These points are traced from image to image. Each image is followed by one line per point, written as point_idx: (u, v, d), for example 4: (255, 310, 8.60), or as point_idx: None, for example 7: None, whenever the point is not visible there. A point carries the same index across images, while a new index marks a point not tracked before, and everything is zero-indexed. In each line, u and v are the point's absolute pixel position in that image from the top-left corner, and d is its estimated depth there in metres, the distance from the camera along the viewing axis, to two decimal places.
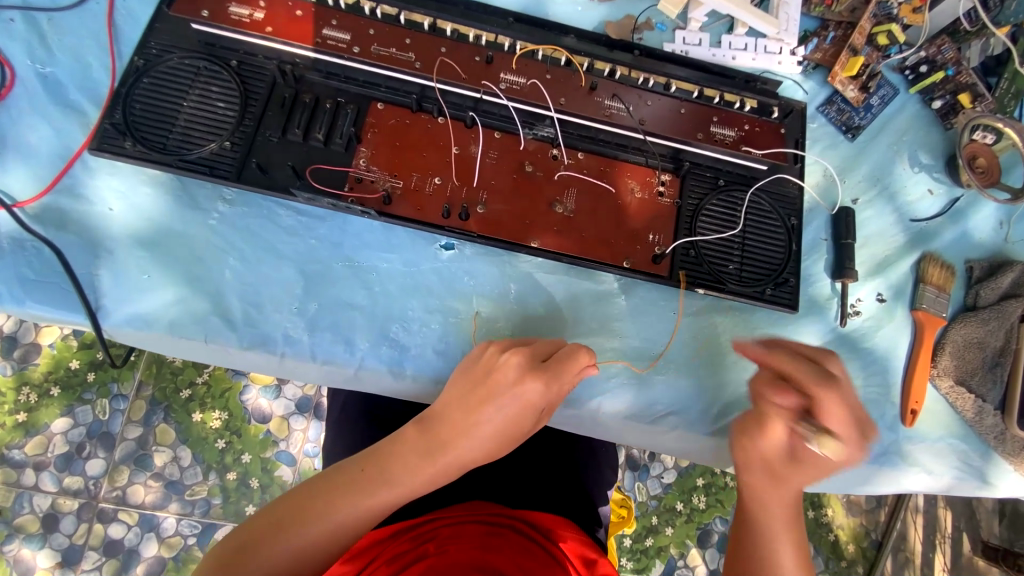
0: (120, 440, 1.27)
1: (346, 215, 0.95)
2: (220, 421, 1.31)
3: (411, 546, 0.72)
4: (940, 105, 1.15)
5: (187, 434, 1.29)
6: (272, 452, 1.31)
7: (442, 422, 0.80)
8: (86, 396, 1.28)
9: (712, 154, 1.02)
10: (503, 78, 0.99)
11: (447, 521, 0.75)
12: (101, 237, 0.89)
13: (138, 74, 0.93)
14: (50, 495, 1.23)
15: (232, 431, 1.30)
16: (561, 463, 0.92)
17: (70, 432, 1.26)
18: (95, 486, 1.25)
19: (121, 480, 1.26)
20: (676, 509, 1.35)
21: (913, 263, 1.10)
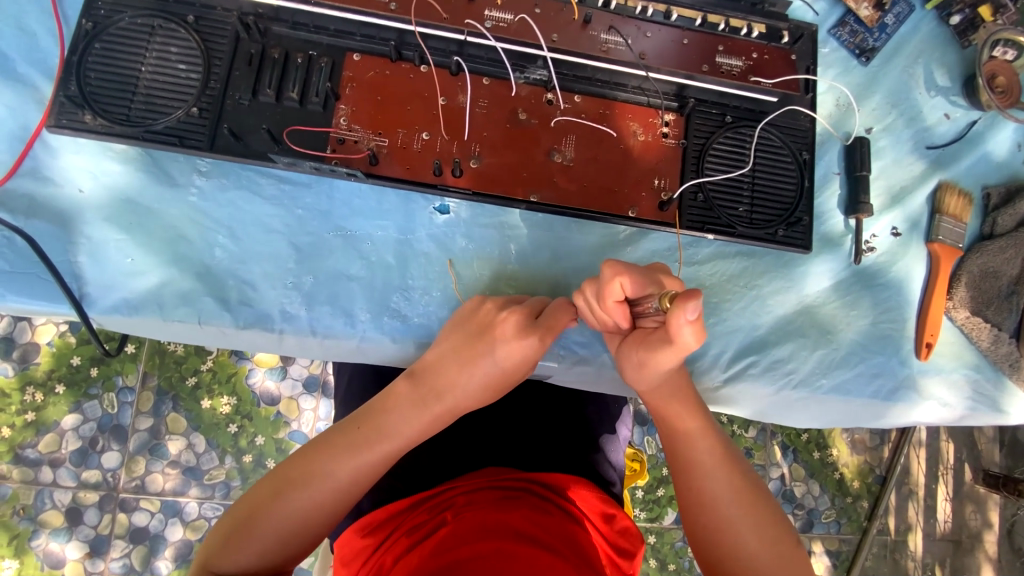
0: (132, 431, 1.26)
1: (331, 180, 0.89)
2: (229, 406, 1.31)
3: (430, 515, 0.80)
4: (958, 20, 1.07)
5: (198, 421, 1.29)
6: (284, 433, 1.29)
7: (437, 379, 0.79)
8: (92, 392, 1.28)
9: (717, 87, 0.95)
10: (488, 16, 0.90)
11: (462, 490, 0.83)
12: (75, 221, 0.83)
13: (87, 39, 0.85)
14: (70, 490, 1.24)
15: (244, 415, 1.30)
16: (546, 416, 1.00)
17: (82, 427, 1.26)
18: (114, 477, 1.25)
19: (140, 470, 1.26)
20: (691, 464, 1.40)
21: (930, 193, 1.04)
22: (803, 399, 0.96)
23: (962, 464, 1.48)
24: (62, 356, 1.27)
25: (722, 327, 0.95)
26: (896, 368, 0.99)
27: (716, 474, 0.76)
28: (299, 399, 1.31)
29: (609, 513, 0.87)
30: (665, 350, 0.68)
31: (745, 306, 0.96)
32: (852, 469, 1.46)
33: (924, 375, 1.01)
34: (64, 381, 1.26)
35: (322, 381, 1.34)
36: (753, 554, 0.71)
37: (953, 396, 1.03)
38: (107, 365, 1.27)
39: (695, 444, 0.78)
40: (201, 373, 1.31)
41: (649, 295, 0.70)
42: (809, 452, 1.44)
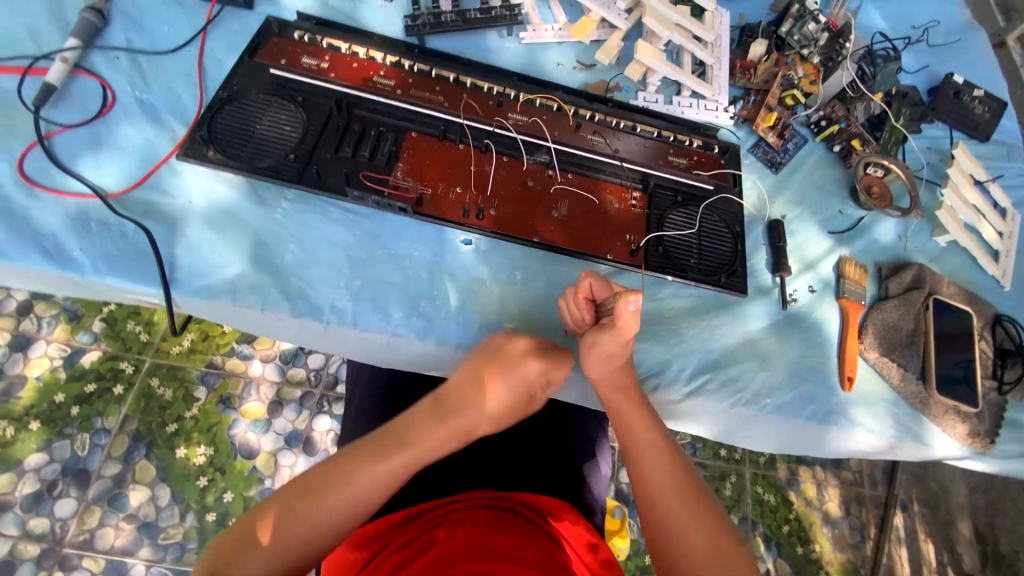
0: (95, 477, 1.52)
1: (385, 213, 1.16)
2: (203, 457, 1.58)
3: (421, 531, 0.92)
4: (839, 148, 1.51)
5: (167, 471, 1.56)
6: (255, 489, 1.58)
7: (458, 406, 0.93)
8: (65, 431, 1.55)
9: (671, 175, 1.32)
10: (510, 116, 1.28)
11: (455, 506, 0.96)
12: (181, 222, 1.07)
13: (222, 103, 1.17)
14: (11, 540, 1.44)
15: (215, 469, 1.57)
16: (544, 442, 1.19)
17: (44, 468, 1.50)
18: (61, 529, 1.47)
19: (92, 522, 1.49)
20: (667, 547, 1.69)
21: (835, 263, 1.37)
22: (751, 417, 1.16)
23: (946, 568, 1.80)
24: (48, 391, 1.57)
25: (682, 348, 1.18)
26: (825, 396, 1.20)
27: (659, 467, 0.93)
28: (278, 453, 1.62)
29: (592, 544, 1.00)
30: (609, 332, 0.95)
31: (700, 334, 1.20)
32: (837, 567, 1.74)
33: (850, 404, 1.22)
34: (39, 418, 1.54)
35: (304, 437, 1.65)
36: (691, 540, 0.84)
37: (879, 425, 1.22)
38: (88, 408, 1.58)
39: (642, 443, 0.96)
40: (183, 420, 1.61)
41: (606, 295, 0.98)
42: (792, 546, 1.73)
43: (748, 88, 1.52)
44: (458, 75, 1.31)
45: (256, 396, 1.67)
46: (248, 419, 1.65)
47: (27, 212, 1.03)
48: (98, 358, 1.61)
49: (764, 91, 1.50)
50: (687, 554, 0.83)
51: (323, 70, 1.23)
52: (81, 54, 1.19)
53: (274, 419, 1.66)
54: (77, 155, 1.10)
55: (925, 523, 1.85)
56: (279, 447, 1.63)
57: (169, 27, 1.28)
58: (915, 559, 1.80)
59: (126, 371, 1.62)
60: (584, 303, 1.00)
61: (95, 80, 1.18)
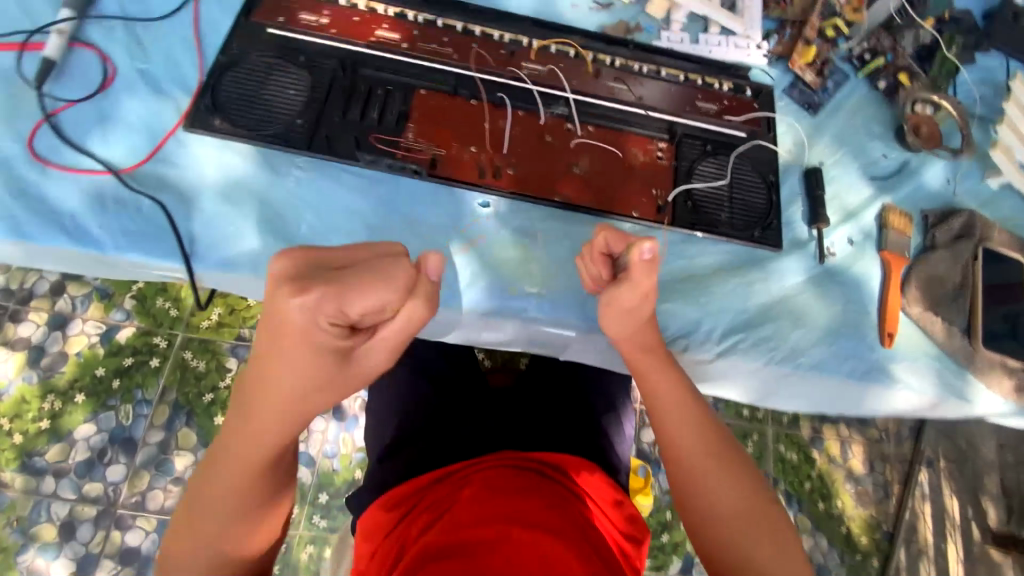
0: (142, 444, 1.60)
1: (398, 177, 1.12)
2: None
3: (450, 489, 0.94)
4: (884, 85, 1.37)
5: (206, 438, 1.64)
6: None
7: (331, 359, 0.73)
8: (109, 403, 1.61)
9: (699, 123, 1.23)
10: (524, 66, 1.20)
11: (486, 465, 0.97)
12: (195, 195, 1.05)
13: (223, 68, 1.12)
14: (69, 503, 1.54)
15: None
16: (567, 405, 1.20)
17: (93, 437, 1.59)
18: (115, 492, 1.57)
19: (142, 484, 1.58)
20: None
21: (878, 212, 1.27)
22: (785, 376, 1.13)
23: (971, 524, 1.79)
24: (88, 365, 1.62)
25: (712, 308, 1.13)
26: (865, 353, 1.16)
27: (691, 429, 0.90)
28: None
29: (618, 501, 1.02)
30: (626, 288, 0.90)
31: (731, 293, 1.14)
32: (859, 524, 1.75)
33: (891, 361, 1.17)
34: (84, 391, 1.61)
35: None
36: (722, 500, 0.85)
37: (919, 381, 1.18)
38: (129, 380, 1.64)
39: (673, 404, 0.93)
40: (219, 390, 1.67)
41: (624, 246, 0.92)
42: (814, 503, 1.73)
43: (783, 21, 1.37)
44: (466, 23, 1.22)
45: None
46: None
47: (45, 193, 1.03)
48: (132, 334, 1.65)
49: (801, 22, 1.35)
50: (719, 513, 0.84)
51: (324, 26, 1.17)
52: (76, 26, 1.14)
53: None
54: (85, 132, 1.08)
55: (953, 481, 1.82)
56: None
57: None
58: (940, 514, 1.79)
59: (160, 345, 1.67)
60: (601, 259, 0.95)
61: (93, 52, 1.14)
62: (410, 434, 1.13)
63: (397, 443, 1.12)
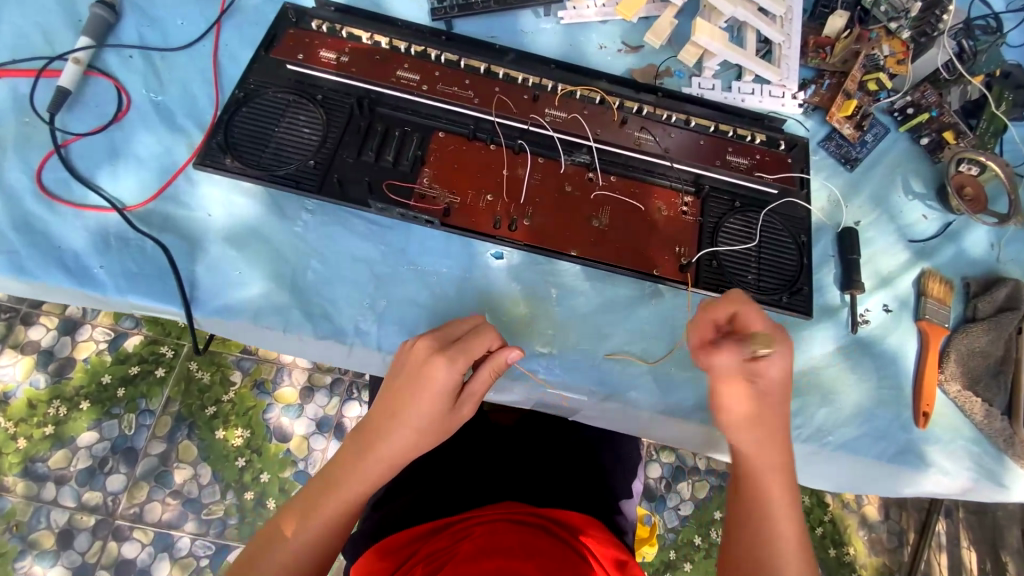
0: (142, 455, 1.56)
1: (410, 224, 1.08)
2: (241, 439, 1.61)
3: (449, 540, 0.86)
4: (927, 142, 1.30)
5: (207, 452, 1.58)
6: (290, 472, 1.59)
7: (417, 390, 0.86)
8: (113, 411, 1.59)
9: (728, 178, 1.17)
10: (548, 112, 1.15)
11: (481, 520, 0.88)
12: (200, 238, 1.02)
13: (238, 104, 1.09)
14: (69, 510, 1.52)
15: (253, 450, 1.60)
16: (566, 463, 1.12)
17: (94, 446, 1.55)
18: (112, 502, 1.53)
19: (140, 496, 1.53)
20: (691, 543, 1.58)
21: (915, 278, 1.20)
22: (810, 453, 1.06)
23: None
24: (96, 372, 1.59)
25: None
26: (896, 433, 1.08)
27: (760, 501, 0.79)
28: (310, 438, 1.63)
29: (621, 561, 0.86)
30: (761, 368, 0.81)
31: None
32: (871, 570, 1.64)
33: (925, 443, 1.09)
34: (88, 399, 1.58)
35: (334, 423, 1.65)
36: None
37: (953, 466, 1.10)
38: (133, 389, 1.61)
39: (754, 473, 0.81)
40: (222, 403, 1.62)
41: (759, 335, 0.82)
42: (825, 548, 1.65)
43: (822, 70, 1.31)
44: (490, 65, 1.18)
45: (289, 380, 1.68)
46: (282, 404, 1.65)
47: (50, 229, 1.01)
48: (139, 343, 1.64)
49: (841, 74, 1.30)
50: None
51: (343, 64, 1.13)
52: (94, 53, 1.13)
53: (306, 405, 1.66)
54: (95, 165, 1.06)
55: (970, 531, 1.70)
56: (311, 431, 1.64)
57: (183, 20, 1.19)
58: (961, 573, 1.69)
59: (166, 355, 1.64)
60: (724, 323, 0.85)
61: (110, 82, 1.12)
62: (405, 486, 1.06)
63: (393, 495, 1.06)
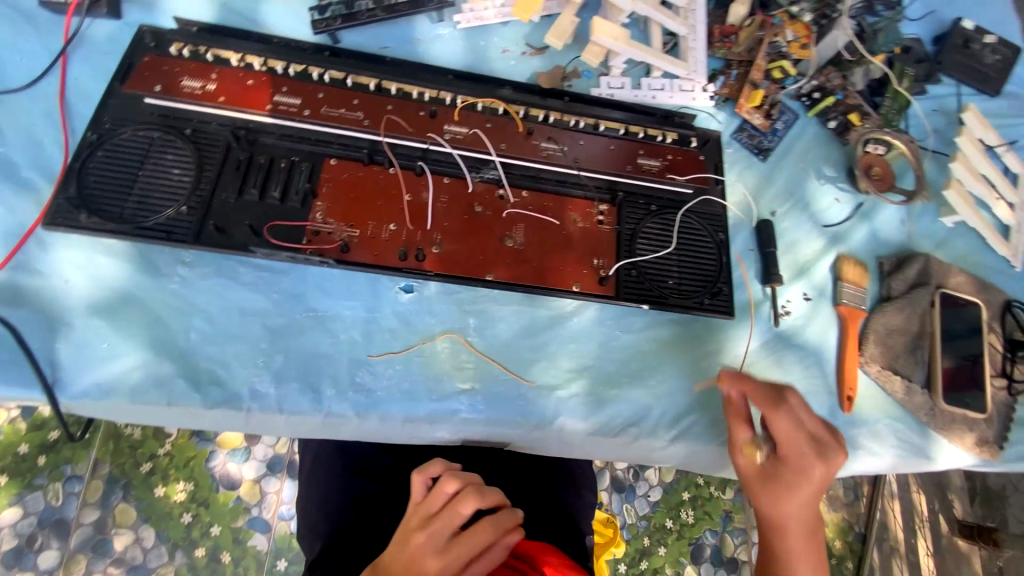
0: (75, 526, 1.28)
1: (306, 266, 0.99)
2: (184, 492, 1.34)
3: None
4: (835, 124, 1.31)
5: (149, 512, 1.32)
6: (244, 521, 1.34)
7: (413, 549, 0.75)
8: (37, 481, 1.29)
9: (641, 182, 1.13)
10: (447, 129, 1.08)
11: None
12: (59, 312, 0.90)
13: (91, 148, 0.96)
14: None
15: (199, 503, 1.33)
16: (524, 499, 0.99)
17: (19, 523, 1.25)
18: None
19: (79, 570, 1.27)
20: (664, 529, 1.48)
21: (832, 263, 1.22)
22: None
23: None
24: (10, 444, 1.27)
25: (664, 389, 1.06)
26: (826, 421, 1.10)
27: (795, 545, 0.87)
28: (262, 481, 1.37)
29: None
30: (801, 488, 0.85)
31: (681, 370, 1.08)
32: (832, 528, 1.55)
33: (852, 426, 1.12)
34: (7, 471, 1.26)
35: (286, 462, 1.39)
36: None
37: (880, 446, 1.13)
38: (57, 453, 1.31)
39: (785, 531, 0.87)
40: (158, 457, 1.35)
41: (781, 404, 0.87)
42: None
43: (729, 59, 1.29)
44: (380, 81, 1.09)
45: None
46: (228, 449, 1.38)
47: None
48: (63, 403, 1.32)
49: (748, 62, 1.29)
50: None
51: (210, 94, 1.01)
52: None
53: (255, 445, 1.39)
54: None
55: None
56: (262, 473, 1.38)
57: (21, 56, 1.03)
58: None
59: None
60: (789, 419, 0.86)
61: None
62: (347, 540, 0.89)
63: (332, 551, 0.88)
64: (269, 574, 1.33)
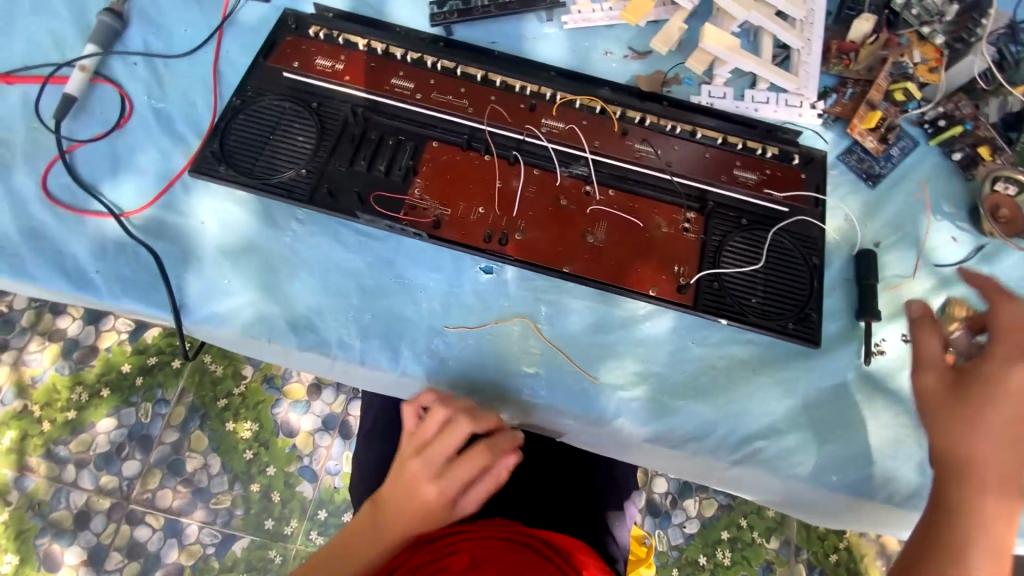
0: (156, 443, 1.45)
1: (399, 236, 1.07)
2: (249, 432, 1.48)
3: (433, 557, 0.77)
4: (961, 157, 1.19)
5: (218, 443, 1.47)
6: (295, 467, 1.46)
7: (410, 479, 0.79)
8: (131, 399, 1.48)
9: (734, 195, 1.10)
10: (544, 123, 1.12)
11: (468, 535, 0.80)
12: (193, 247, 1.04)
13: (235, 111, 1.10)
14: (86, 492, 1.42)
15: (261, 443, 1.47)
16: (561, 494, 0.98)
17: (113, 432, 1.45)
18: (128, 486, 1.43)
19: (153, 483, 1.43)
20: (695, 562, 1.42)
21: (939, 307, 1.11)
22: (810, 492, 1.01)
23: None
24: (115, 362, 1.49)
25: (730, 409, 1.03)
26: (912, 476, 1.00)
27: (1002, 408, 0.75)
28: (316, 435, 1.48)
29: None
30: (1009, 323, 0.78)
31: (752, 393, 1.04)
32: None
33: None
34: (109, 385, 1.48)
35: (340, 422, 1.49)
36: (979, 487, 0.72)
37: None
38: (152, 377, 1.50)
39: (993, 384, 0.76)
40: (233, 396, 1.50)
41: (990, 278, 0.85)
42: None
43: (844, 78, 1.22)
44: (487, 72, 1.15)
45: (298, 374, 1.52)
46: (292, 400, 1.51)
47: (55, 235, 1.04)
48: (159, 334, 1.52)
49: (866, 82, 1.21)
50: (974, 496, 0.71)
51: (338, 72, 1.12)
52: (101, 61, 1.15)
53: (314, 401, 1.51)
54: (97, 172, 1.08)
55: None
56: (317, 427, 1.49)
57: (188, 27, 1.20)
58: None
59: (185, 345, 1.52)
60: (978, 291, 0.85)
61: (114, 89, 1.14)
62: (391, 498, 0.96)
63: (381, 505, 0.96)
64: (310, 522, 1.43)
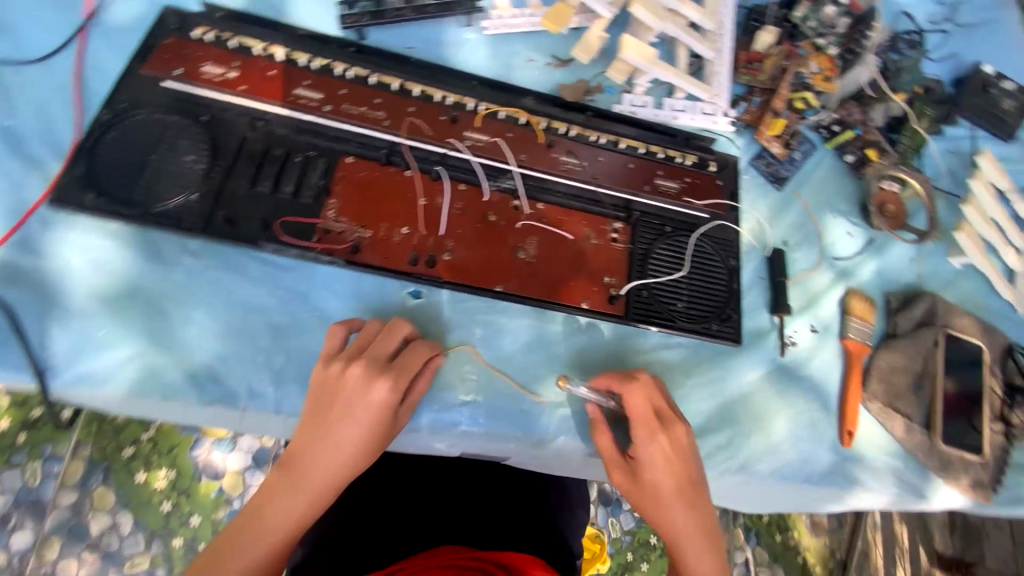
0: (51, 507, 1.24)
1: (314, 265, 0.97)
2: (166, 480, 1.29)
3: None
4: (852, 159, 1.31)
5: (129, 497, 1.27)
6: (224, 513, 1.29)
7: (340, 395, 0.80)
8: (13, 460, 1.24)
9: (656, 204, 1.13)
10: (467, 136, 1.07)
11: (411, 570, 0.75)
12: (58, 295, 0.87)
13: (105, 129, 0.94)
14: None
15: (181, 492, 1.29)
16: (506, 512, 0.99)
17: None
18: (21, 561, 1.20)
19: (51, 555, 1.22)
20: (647, 544, 1.46)
21: (839, 297, 1.21)
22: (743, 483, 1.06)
23: None
24: None
25: None
26: (824, 454, 1.10)
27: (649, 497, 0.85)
28: (246, 473, 1.32)
29: None
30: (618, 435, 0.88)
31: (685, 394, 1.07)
32: (814, 553, 1.61)
33: (852, 462, 1.11)
34: None
35: (274, 455, 1.35)
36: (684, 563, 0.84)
37: (879, 483, 1.12)
38: (38, 432, 1.27)
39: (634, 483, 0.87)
40: (141, 442, 1.30)
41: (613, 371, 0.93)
42: (771, 535, 1.59)
43: (752, 86, 1.29)
44: (404, 81, 1.08)
45: None
46: (213, 438, 1.33)
47: None
48: None
49: (770, 91, 1.29)
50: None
51: (230, 82, 0.99)
52: None
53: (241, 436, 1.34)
54: None
55: None
56: (247, 465, 1.33)
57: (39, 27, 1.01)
58: None
59: None
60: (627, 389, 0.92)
61: None
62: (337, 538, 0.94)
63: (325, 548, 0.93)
64: None
